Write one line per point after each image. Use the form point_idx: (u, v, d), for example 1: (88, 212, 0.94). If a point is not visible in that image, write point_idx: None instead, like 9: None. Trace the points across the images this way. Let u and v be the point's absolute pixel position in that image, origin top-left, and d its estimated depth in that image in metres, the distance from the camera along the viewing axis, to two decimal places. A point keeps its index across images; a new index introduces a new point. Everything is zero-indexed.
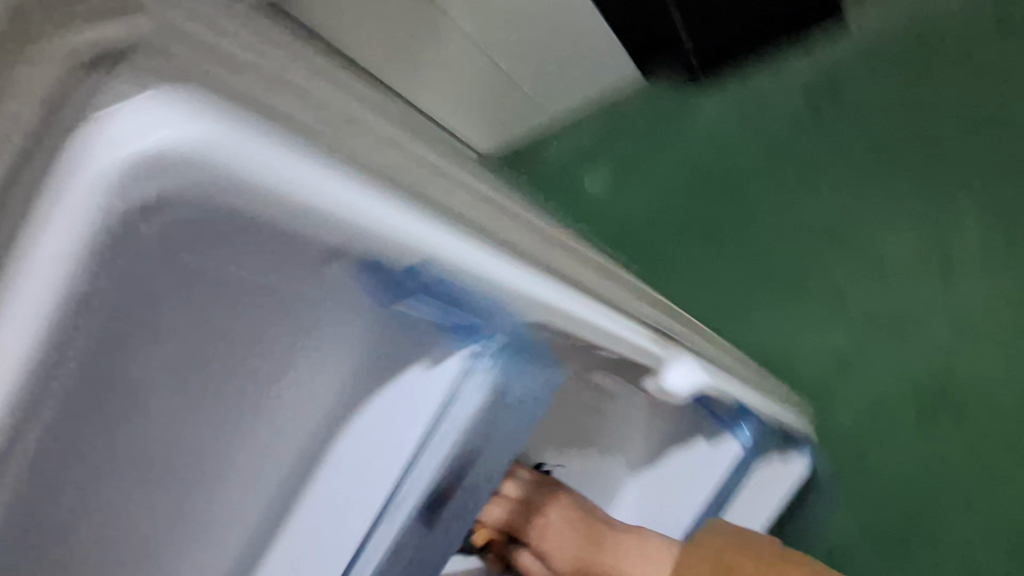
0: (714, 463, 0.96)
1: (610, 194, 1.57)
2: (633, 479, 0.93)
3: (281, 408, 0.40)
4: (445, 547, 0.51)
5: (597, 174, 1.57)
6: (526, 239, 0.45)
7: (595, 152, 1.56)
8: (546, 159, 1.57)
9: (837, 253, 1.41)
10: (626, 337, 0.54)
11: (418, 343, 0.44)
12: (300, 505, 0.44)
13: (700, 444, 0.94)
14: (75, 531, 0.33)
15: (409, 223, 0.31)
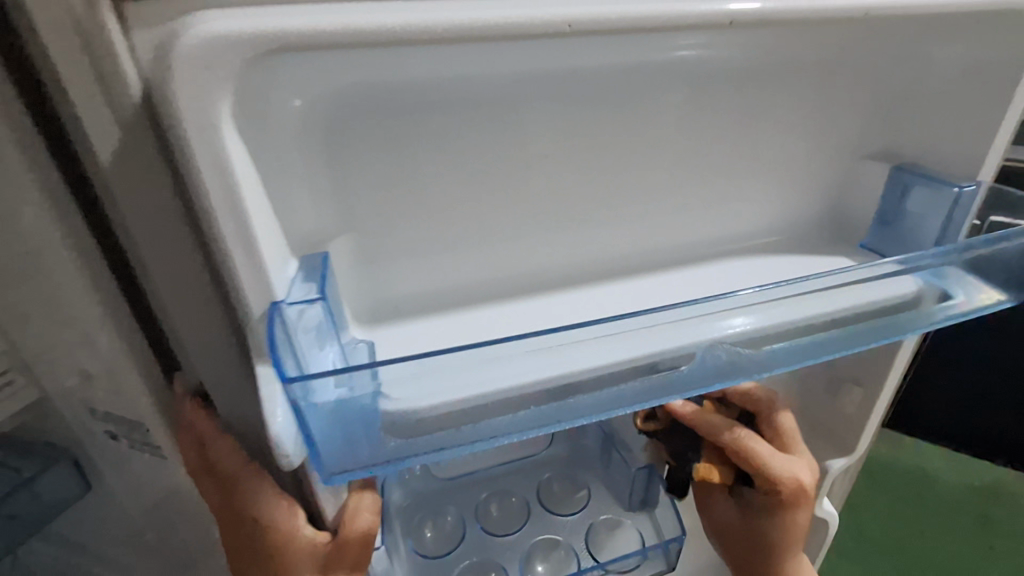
0: None
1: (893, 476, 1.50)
2: None
3: (668, 200, 0.49)
4: (567, 414, 0.41)
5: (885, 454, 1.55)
6: (792, 260, 0.53)
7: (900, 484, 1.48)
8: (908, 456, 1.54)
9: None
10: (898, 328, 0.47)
11: (688, 265, 0.52)
12: (474, 302, 0.47)
13: None
14: (288, 177, 0.36)
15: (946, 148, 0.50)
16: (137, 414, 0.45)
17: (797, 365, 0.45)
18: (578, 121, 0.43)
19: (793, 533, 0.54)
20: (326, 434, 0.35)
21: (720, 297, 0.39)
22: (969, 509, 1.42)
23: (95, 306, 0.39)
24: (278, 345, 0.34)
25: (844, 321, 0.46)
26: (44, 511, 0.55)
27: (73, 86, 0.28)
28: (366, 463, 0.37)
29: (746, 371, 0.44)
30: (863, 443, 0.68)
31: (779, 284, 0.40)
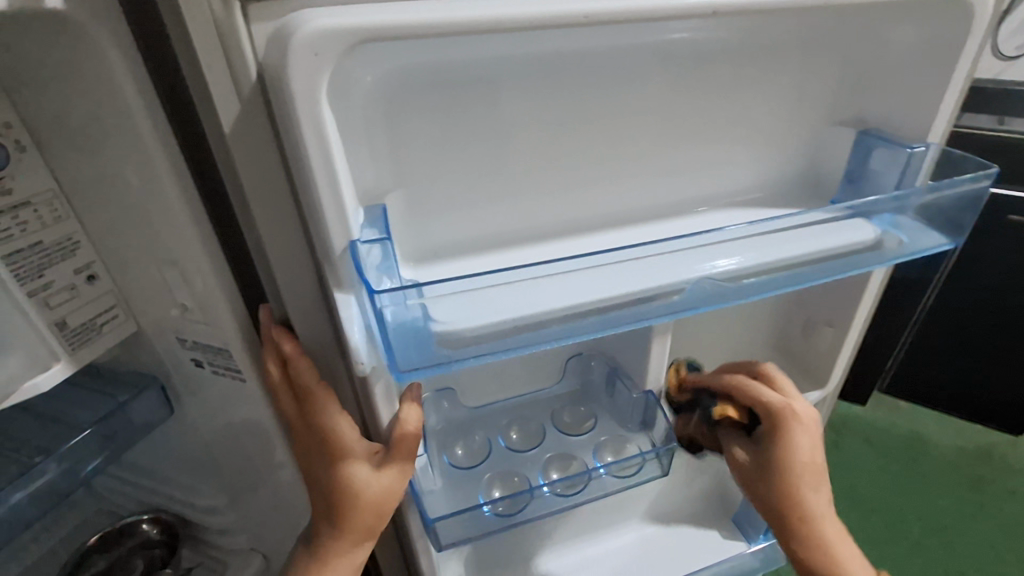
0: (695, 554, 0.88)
1: (868, 429, 1.65)
2: (646, 529, 0.90)
3: (665, 161, 0.58)
4: (583, 328, 0.49)
5: (864, 409, 1.71)
6: (771, 210, 0.62)
7: (875, 436, 1.63)
8: (884, 412, 1.69)
9: (895, 525, 1.39)
10: (859, 263, 0.56)
11: (683, 217, 0.61)
12: (506, 247, 0.56)
13: (709, 533, 0.91)
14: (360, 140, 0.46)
15: (902, 117, 0.59)
16: (223, 342, 0.54)
17: (772, 293, 0.53)
18: (590, 94, 0.52)
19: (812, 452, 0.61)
20: (398, 337, 0.44)
21: (716, 232, 0.51)
22: (936, 458, 1.56)
23: (196, 248, 0.48)
24: (360, 267, 0.43)
25: (814, 258, 0.55)
26: (135, 430, 0.63)
27: (206, 67, 0.36)
28: (425, 362, 0.45)
29: (730, 298, 0.52)
30: (833, 384, 0.76)
31: (747, 224, 0.52)
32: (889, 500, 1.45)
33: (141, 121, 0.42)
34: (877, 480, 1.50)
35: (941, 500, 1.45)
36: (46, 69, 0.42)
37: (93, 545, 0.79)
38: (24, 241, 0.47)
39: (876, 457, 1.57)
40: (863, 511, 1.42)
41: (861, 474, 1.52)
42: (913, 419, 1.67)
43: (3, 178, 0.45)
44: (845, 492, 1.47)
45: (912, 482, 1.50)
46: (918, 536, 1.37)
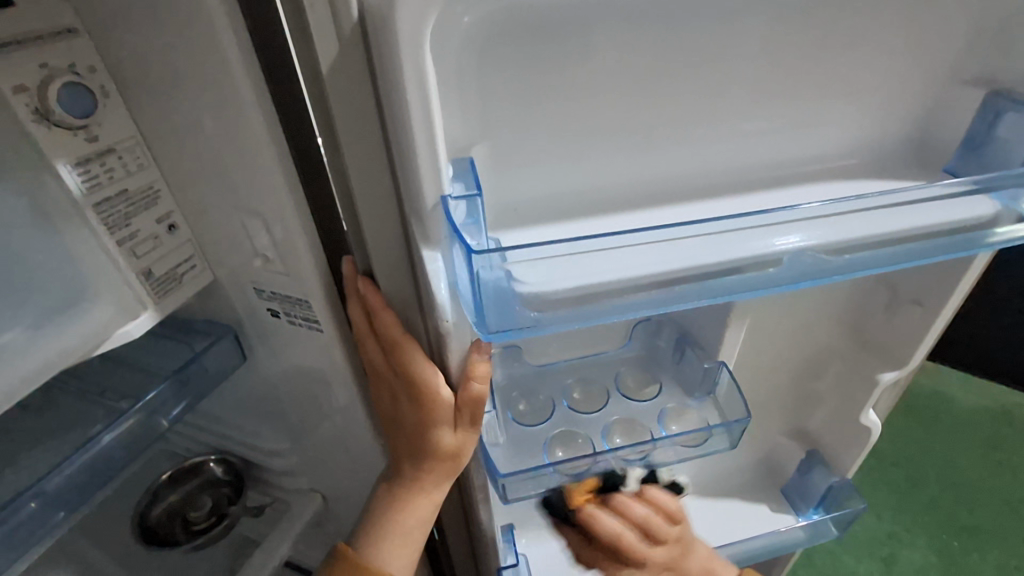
0: (725, 523, 0.90)
1: (912, 400, 1.64)
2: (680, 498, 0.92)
3: (758, 118, 0.55)
4: (665, 299, 0.48)
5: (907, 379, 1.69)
6: (873, 178, 0.58)
7: (916, 406, 1.62)
8: (925, 381, 1.68)
9: (929, 495, 1.41)
10: (964, 240, 0.52)
11: (772, 181, 0.58)
12: (592, 207, 0.54)
13: (743, 503, 0.92)
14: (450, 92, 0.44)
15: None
16: (304, 293, 0.54)
17: (870, 271, 0.51)
18: (687, 46, 0.49)
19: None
20: (488, 300, 0.44)
21: (786, 210, 0.47)
22: (978, 431, 1.55)
23: (282, 200, 0.48)
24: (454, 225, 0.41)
25: (920, 232, 0.51)
26: (210, 379, 0.64)
27: (308, 8, 0.34)
28: (513, 325, 0.45)
29: (821, 273, 0.50)
30: (916, 361, 0.73)
31: (841, 201, 0.47)
32: (925, 471, 1.46)
33: (230, 67, 0.41)
34: (915, 450, 1.51)
35: (979, 473, 1.45)
36: (138, 10, 0.41)
37: (166, 480, 0.85)
38: (111, 189, 0.47)
39: (916, 427, 1.56)
40: (896, 479, 1.45)
41: (900, 444, 1.52)
42: (952, 387, 1.67)
43: (89, 125, 0.44)
44: (880, 462, 1.49)
45: (951, 454, 1.50)
46: (952, 507, 1.39)
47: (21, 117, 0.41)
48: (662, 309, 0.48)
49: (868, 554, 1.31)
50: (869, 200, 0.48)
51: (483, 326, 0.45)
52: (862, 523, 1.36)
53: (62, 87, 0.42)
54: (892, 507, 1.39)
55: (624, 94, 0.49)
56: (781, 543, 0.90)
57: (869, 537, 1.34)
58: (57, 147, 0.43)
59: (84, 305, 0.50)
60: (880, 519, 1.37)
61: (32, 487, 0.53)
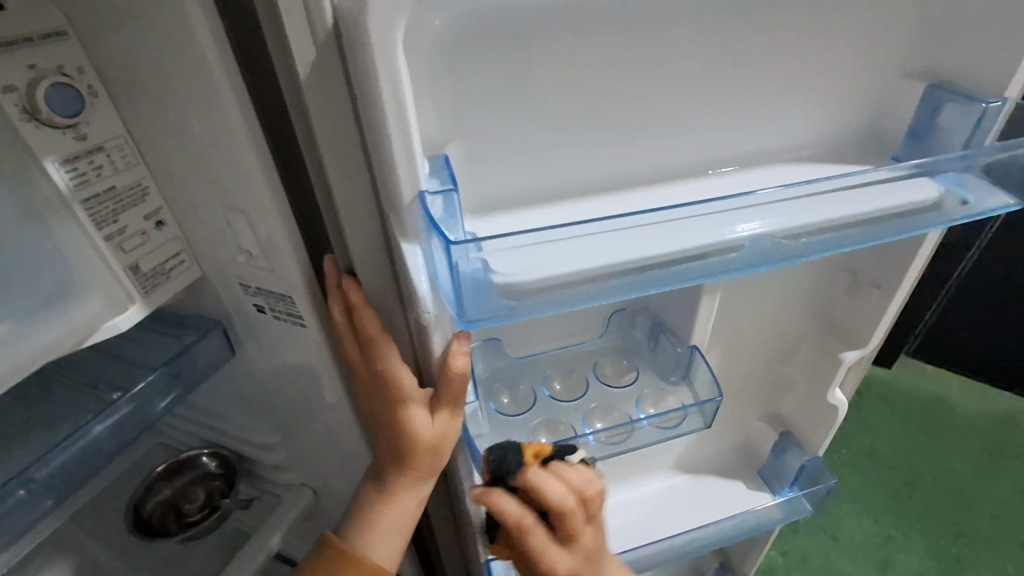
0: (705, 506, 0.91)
1: (897, 398, 1.67)
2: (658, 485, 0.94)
3: (723, 117, 0.57)
4: (637, 285, 0.50)
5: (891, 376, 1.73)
6: (833, 168, 0.60)
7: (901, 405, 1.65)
8: (908, 378, 1.72)
9: (919, 497, 1.44)
10: (923, 223, 0.54)
11: (740, 174, 0.60)
12: (565, 201, 0.56)
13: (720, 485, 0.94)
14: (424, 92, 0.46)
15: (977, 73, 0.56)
16: (287, 287, 0.56)
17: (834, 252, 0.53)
18: (652, 51, 0.51)
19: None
20: (466, 290, 0.45)
21: (749, 195, 0.49)
22: (961, 428, 1.59)
23: (265, 196, 0.49)
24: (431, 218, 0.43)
25: (879, 217, 0.53)
26: (199, 373, 0.65)
27: (285, 12, 0.36)
28: (491, 312, 0.47)
29: (785, 257, 0.52)
30: (877, 339, 0.75)
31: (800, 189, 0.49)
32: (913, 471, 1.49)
33: (212, 68, 0.43)
34: (902, 450, 1.54)
35: (963, 470, 1.49)
36: (121, 13, 0.42)
37: (161, 472, 0.86)
38: (99, 185, 0.49)
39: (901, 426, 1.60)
40: (887, 480, 1.47)
41: (886, 443, 1.56)
42: (935, 384, 1.71)
43: (78, 124, 0.46)
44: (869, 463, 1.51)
45: (937, 452, 1.53)
46: (940, 507, 1.42)
47: (11, 117, 0.43)
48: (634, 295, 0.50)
49: (864, 557, 1.33)
50: (824, 184, 0.51)
51: (462, 315, 0.47)
52: (854, 524, 1.39)
53: (50, 87, 0.44)
54: (882, 508, 1.42)
55: (593, 95, 0.52)
56: (764, 526, 0.91)
57: (862, 539, 1.36)
58: (46, 145, 0.45)
59: (74, 298, 0.52)
60: (869, 519, 1.40)
61: (23, 473, 0.54)
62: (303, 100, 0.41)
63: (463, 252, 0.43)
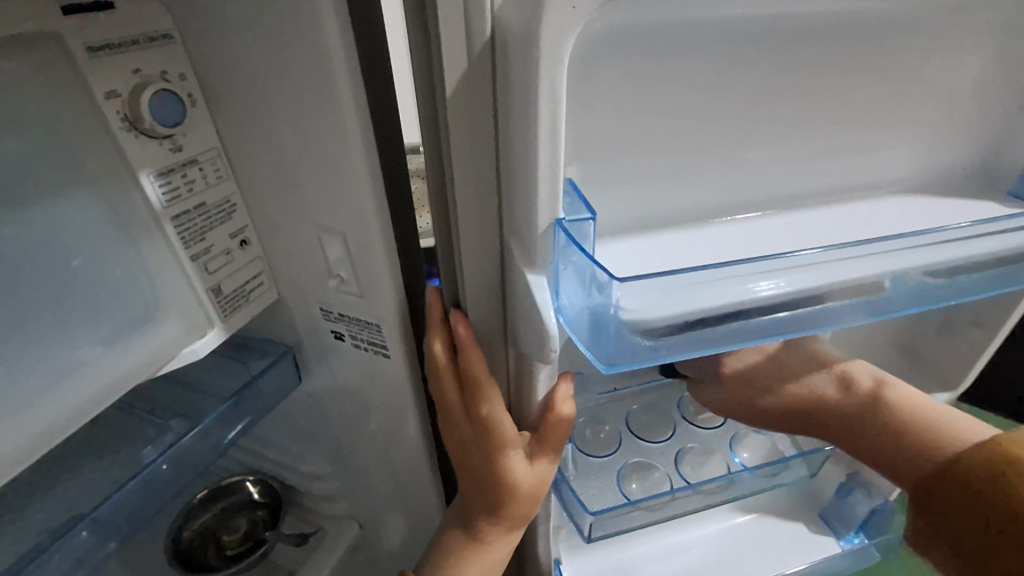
0: (767, 552, 0.84)
1: None
2: (714, 526, 0.87)
3: (845, 144, 0.54)
4: (769, 326, 0.46)
5: None
6: (961, 202, 0.56)
7: None
8: None
9: None
10: None
11: (861, 203, 0.56)
12: (677, 227, 0.52)
13: (780, 528, 0.87)
14: None
15: None
16: (376, 316, 0.52)
17: (967, 293, 0.50)
18: (784, 69, 0.47)
19: (948, 447, 0.49)
20: (605, 331, 0.40)
21: (784, 258, 0.42)
22: None
23: (368, 219, 0.45)
24: (572, 251, 0.39)
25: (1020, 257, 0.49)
26: (267, 402, 0.61)
27: (441, 21, 0.32)
28: (631, 357, 0.42)
29: (915, 296, 0.49)
30: (969, 381, 0.72)
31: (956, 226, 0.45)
32: None
33: (331, 80, 0.39)
34: None
35: None
36: (234, 18, 0.39)
37: (201, 500, 0.80)
38: (190, 202, 0.45)
39: None
40: None
41: None
42: None
43: (176, 134, 0.42)
44: None
45: None
46: None
47: (112, 126, 0.39)
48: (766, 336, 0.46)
49: None
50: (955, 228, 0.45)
51: (602, 359, 0.42)
52: None
53: (154, 95, 0.40)
54: None
55: (718, 116, 0.48)
56: (825, 571, 0.86)
57: None
58: (141, 156, 0.41)
59: (153, 323, 0.47)
60: None
61: (89, 515, 0.50)
62: (441, 117, 0.37)
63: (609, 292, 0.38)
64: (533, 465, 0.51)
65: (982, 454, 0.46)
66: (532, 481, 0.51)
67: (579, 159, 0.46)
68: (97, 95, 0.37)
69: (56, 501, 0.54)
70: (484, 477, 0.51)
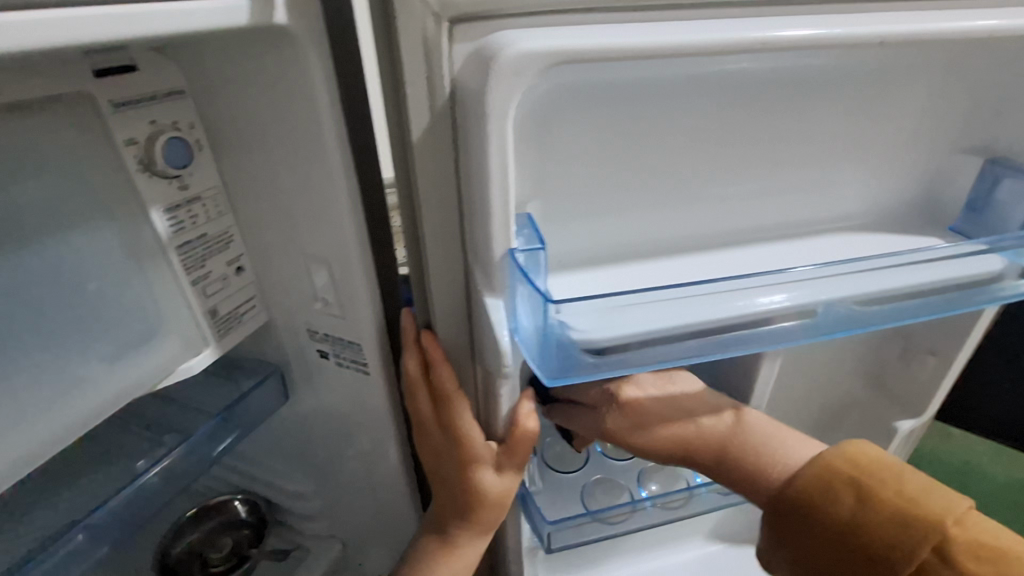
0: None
1: None
2: (690, 555, 0.89)
3: (789, 185, 0.59)
4: (709, 347, 0.51)
5: None
6: (894, 236, 0.62)
7: None
8: None
9: None
10: (978, 288, 0.56)
11: (803, 236, 0.61)
12: (634, 257, 0.58)
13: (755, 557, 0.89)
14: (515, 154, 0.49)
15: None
16: (357, 336, 0.57)
17: (895, 319, 0.54)
18: (727, 118, 0.53)
19: (789, 467, 0.55)
20: (551, 349, 0.46)
21: (785, 272, 0.49)
22: None
23: (349, 248, 0.51)
24: (523, 278, 0.45)
25: (941, 286, 0.54)
26: (254, 417, 0.65)
27: (408, 83, 0.39)
28: (575, 372, 0.47)
29: (851, 323, 0.53)
30: (935, 406, 0.75)
31: (872, 257, 0.50)
32: None
33: (318, 128, 0.45)
34: None
35: None
36: (237, 76, 0.46)
37: (188, 517, 0.84)
38: (193, 232, 0.51)
39: None
40: None
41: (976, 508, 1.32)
42: None
43: (183, 174, 0.49)
44: None
45: None
46: None
47: (129, 167, 0.45)
48: (705, 356, 0.51)
49: None
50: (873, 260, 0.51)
51: (547, 373, 0.47)
52: None
53: (166, 141, 0.46)
54: None
55: (669, 159, 0.54)
56: None
57: None
58: (153, 194, 0.47)
59: (153, 341, 0.53)
60: None
61: (82, 519, 0.54)
62: (410, 161, 0.43)
63: (553, 313, 0.44)
64: (501, 474, 0.55)
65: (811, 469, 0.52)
66: (500, 488, 0.55)
67: (541, 195, 0.52)
68: (117, 142, 0.44)
69: (53, 508, 0.58)
70: (456, 483, 0.55)
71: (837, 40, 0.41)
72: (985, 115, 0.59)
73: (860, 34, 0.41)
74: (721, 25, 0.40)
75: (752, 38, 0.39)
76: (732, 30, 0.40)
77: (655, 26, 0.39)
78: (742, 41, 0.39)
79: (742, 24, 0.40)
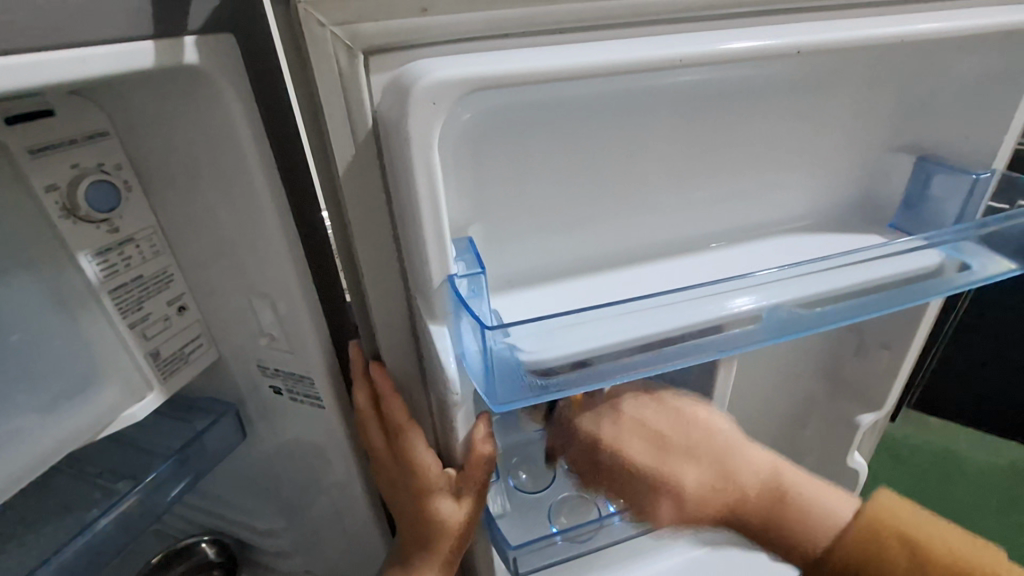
0: None
1: None
2: None
3: (729, 193, 0.60)
4: (659, 359, 0.51)
5: None
6: (836, 236, 0.63)
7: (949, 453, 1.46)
8: None
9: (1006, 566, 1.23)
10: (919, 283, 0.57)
11: (748, 242, 0.62)
12: (582, 273, 0.58)
13: None
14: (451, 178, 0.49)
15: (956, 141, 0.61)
16: (307, 369, 0.56)
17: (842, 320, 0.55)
18: (662, 130, 0.54)
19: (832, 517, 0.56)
20: (496, 372, 0.45)
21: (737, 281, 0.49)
22: None
23: (289, 281, 0.50)
24: (462, 303, 0.44)
25: (883, 284, 0.56)
26: (211, 458, 0.64)
27: (327, 116, 0.39)
28: (523, 395, 0.46)
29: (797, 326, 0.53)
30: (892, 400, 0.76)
31: (814, 261, 0.51)
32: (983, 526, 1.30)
33: (246, 163, 0.44)
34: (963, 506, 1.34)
35: None
36: (159, 117, 0.45)
37: (156, 564, 0.80)
38: (127, 275, 0.50)
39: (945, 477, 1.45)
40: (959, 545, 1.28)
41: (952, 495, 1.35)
42: None
43: (111, 218, 0.48)
44: None
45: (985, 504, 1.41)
46: None
47: (51, 215, 0.44)
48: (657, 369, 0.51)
49: None
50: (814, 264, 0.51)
51: (494, 398, 0.46)
52: None
53: (90, 185, 0.45)
54: None
55: (608, 174, 0.54)
56: None
57: None
58: (79, 240, 0.46)
59: (93, 388, 0.51)
60: None
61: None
62: (339, 192, 0.43)
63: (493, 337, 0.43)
64: (459, 504, 0.54)
65: (866, 527, 0.54)
66: (459, 517, 0.54)
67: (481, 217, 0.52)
68: (36, 190, 0.43)
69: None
70: (415, 514, 0.54)
71: (750, 51, 0.42)
72: (913, 115, 0.61)
73: (773, 44, 0.42)
74: (635, 42, 0.40)
75: (666, 53, 0.40)
76: (646, 45, 0.40)
77: (570, 47, 0.39)
78: (656, 56, 0.39)
79: (657, 40, 0.40)
